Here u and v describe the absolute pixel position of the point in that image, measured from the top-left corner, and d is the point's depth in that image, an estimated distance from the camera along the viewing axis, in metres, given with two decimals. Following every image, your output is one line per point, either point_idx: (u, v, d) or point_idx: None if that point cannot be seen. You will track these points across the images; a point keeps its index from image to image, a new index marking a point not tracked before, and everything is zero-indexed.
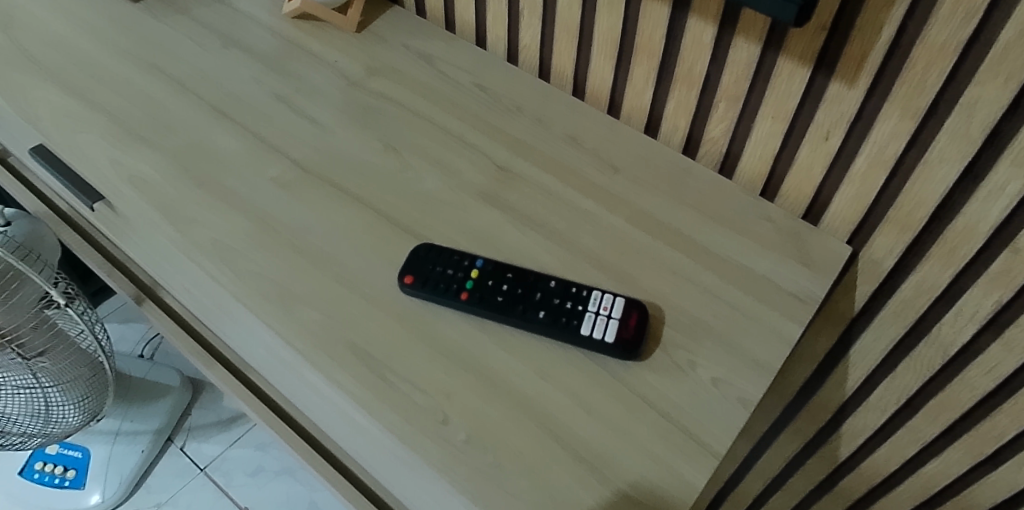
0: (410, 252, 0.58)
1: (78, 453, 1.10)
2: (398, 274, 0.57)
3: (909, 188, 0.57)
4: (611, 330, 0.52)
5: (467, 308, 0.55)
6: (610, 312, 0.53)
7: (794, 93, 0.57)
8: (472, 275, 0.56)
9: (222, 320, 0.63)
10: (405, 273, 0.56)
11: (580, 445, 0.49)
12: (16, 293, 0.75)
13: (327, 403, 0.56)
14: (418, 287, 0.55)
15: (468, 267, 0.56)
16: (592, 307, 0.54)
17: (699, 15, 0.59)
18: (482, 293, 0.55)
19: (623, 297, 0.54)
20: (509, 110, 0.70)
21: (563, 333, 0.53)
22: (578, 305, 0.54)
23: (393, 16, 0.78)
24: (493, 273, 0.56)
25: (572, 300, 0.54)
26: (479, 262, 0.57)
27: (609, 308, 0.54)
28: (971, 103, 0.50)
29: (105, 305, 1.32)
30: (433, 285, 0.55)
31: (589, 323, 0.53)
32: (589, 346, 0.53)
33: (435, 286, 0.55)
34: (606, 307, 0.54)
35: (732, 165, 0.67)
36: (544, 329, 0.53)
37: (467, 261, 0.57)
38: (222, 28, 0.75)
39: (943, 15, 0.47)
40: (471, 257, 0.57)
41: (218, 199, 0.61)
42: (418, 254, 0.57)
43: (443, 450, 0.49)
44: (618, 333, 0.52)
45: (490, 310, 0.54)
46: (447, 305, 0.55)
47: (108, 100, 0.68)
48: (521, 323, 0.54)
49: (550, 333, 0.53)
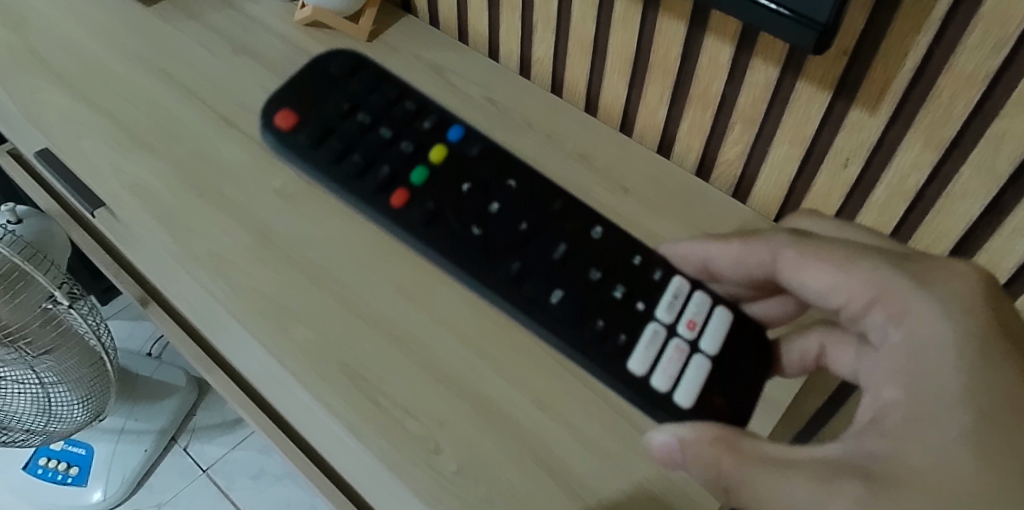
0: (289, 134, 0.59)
1: (82, 450, 1.09)
2: (299, 106, 0.60)
3: (929, 221, 0.54)
4: (686, 389, 0.47)
5: (469, 219, 0.55)
6: (688, 361, 0.48)
7: (812, 119, 0.55)
8: (441, 127, 0.60)
9: (218, 331, 0.62)
10: (281, 117, 0.59)
11: (574, 480, 0.49)
12: (22, 293, 0.74)
13: (317, 422, 0.55)
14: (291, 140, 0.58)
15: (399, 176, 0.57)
16: (668, 293, 0.50)
17: (715, 34, 0.57)
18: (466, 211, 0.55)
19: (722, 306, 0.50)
20: (519, 126, 0.69)
21: (576, 271, 0.52)
22: (628, 301, 0.50)
23: (405, 26, 0.77)
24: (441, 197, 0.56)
25: (611, 278, 0.51)
26: (466, 131, 0.60)
27: (704, 322, 0.50)
28: (998, 137, 0.47)
29: (113, 304, 1.32)
30: (383, 156, 0.57)
31: (667, 315, 0.50)
32: (616, 370, 0.48)
33: (430, 189, 0.56)
34: (695, 324, 0.50)
35: (746, 190, 0.65)
36: (542, 262, 0.53)
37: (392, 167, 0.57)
38: (233, 33, 0.74)
39: (973, 43, 0.45)
40: (485, 144, 0.59)
41: (221, 210, 0.61)
42: (366, 167, 0.57)
43: (432, 480, 0.49)
44: (673, 384, 0.47)
45: (497, 170, 0.58)
46: (406, 131, 0.59)
47: (115, 105, 0.67)
48: (518, 248, 0.53)
49: (541, 269, 0.52)
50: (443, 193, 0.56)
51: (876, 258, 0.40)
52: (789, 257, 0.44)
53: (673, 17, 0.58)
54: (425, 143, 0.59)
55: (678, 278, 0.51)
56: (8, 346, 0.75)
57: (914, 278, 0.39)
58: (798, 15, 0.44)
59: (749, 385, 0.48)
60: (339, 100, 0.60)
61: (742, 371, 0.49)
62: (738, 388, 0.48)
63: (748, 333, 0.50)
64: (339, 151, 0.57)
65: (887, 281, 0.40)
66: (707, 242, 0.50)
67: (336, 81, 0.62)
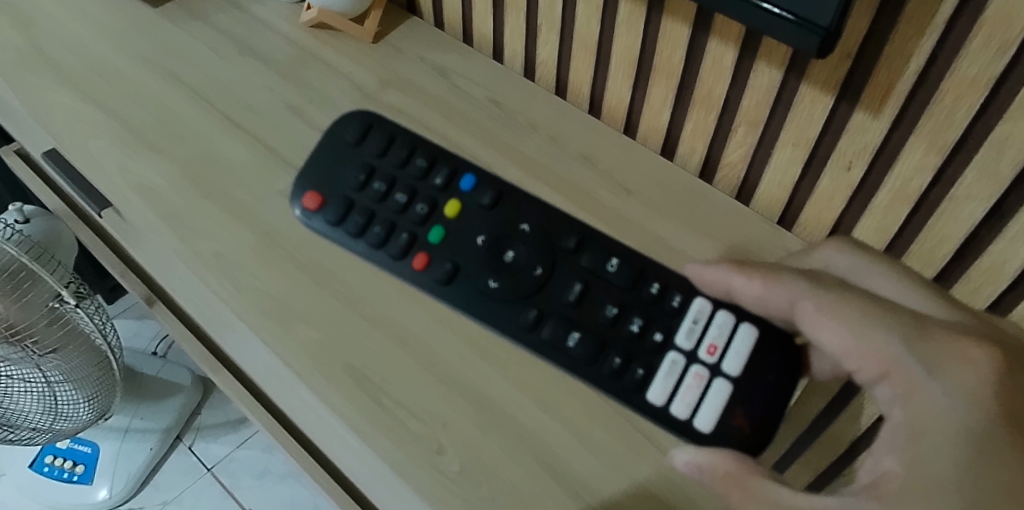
0: (298, 211, 0.58)
1: (87, 448, 1.10)
2: (320, 182, 0.58)
3: (932, 224, 0.54)
4: (706, 415, 0.48)
5: (484, 270, 0.54)
6: (708, 388, 0.48)
7: (816, 121, 0.55)
8: (453, 181, 0.58)
9: (223, 331, 0.62)
10: (307, 198, 0.58)
11: (576, 481, 0.49)
12: (28, 293, 0.74)
13: (321, 423, 0.55)
14: (314, 215, 0.58)
15: (412, 219, 0.56)
16: (689, 319, 0.50)
17: (719, 38, 0.57)
18: (481, 264, 0.54)
19: (747, 326, 0.50)
20: (523, 128, 0.69)
21: (593, 310, 0.52)
22: (645, 333, 0.50)
23: (410, 28, 0.77)
24: (458, 242, 0.55)
25: (629, 311, 0.51)
26: (479, 180, 0.58)
27: (725, 344, 0.49)
28: (1001, 140, 0.47)
29: (118, 302, 1.32)
30: (401, 225, 0.56)
31: (687, 343, 0.49)
32: (636, 404, 0.49)
33: (447, 248, 0.55)
34: (716, 348, 0.49)
35: (750, 192, 0.65)
36: (559, 307, 0.52)
37: (406, 210, 0.56)
38: (239, 34, 0.74)
39: (975, 47, 0.45)
40: (498, 190, 0.58)
41: (226, 210, 0.61)
42: (386, 236, 0.55)
43: (435, 480, 0.49)
44: (692, 412, 0.48)
45: (511, 214, 0.57)
46: (421, 192, 0.57)
47: (122, 106, 0.68)
48: (535, 294, 0.53)
49: (560, 314, 0.52)
50: (458, 243, 0.55)
51: (893, 326, 0.41)
52: (807, 312, 0.44)
53: (677, 20, 0.58)
54: (439, 200, 0.57)
55: (698, 300, 0.51)
56: (15, 344, 0.76)
57: (925, 360, 0.39)
58: (799, 19, 0.44)
59: (774, 402, 0.48)
60: (353, 169, 0.58)
61: (770, 390, 0.48)
62: (763, 408, 0.48)
63: (774, 349, 0.49)
64: (358, 225, 0.56)
65: (898, 353, 0.40)
66: (731, 273, 0.50)
67: (347, 148, 0.59)
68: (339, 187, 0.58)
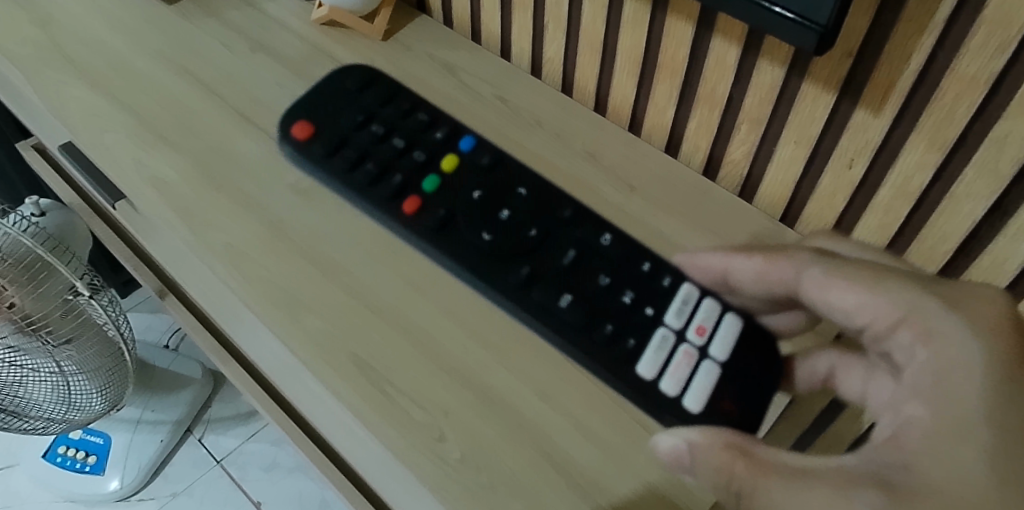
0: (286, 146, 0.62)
1: (99, 439, 1.11)
2: (316, 118, 0.63)
3: (934, 221, 0.54)
4: (695, 394, 0.49)
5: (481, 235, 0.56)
6: (697, 366, 0.50)
7: (818, 119, 0.56)
8: (453, 137, 0.62)
9: (233, 322, 0.63)
10: (296, 131, 0.62)
11: (576, 471, 0.50)
12: (45, 282, 0.76)
13: (327, 412, 0.56)
14: (304, 151, 0.61)
15: (412, 166, 0.60)
16: (679, 299, 0.52)
17: (723, 36, 0.57)
18: (475, 217, 0.57)
19: (732, 316, 0.51)
20: (529, 124, 0.70)
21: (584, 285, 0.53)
22: (637, 306, 0.52)
23: (419, 26, 0.78)
24: (453, 194, 0.59)
25: (619, 288, 0.53)
26: (478, 140, 0.62)
27: (713, 328, 0.51)
28: (1002, 138, 0.48)
29: (131, 296, 1.34)
30: (394, 168, 0.60)
31: (676, 321, 0.51)
32: (624, 375, 0.50)
33: (441, 198, 0.58)
34: (705, 330, 0.51)
35: (753, 188, 0.65)
36: (552, 277, 0.54)
37: (406, 159, 0.60)
38: (251, 31, 0.76)
39: (975, 45, 0.45)
40: (495, 154, 0.61)
41: (236, 203, 0.62)
42: (378, 175, 0.59)
43: (435, 467, 0.50)
44: (681, 390, 0.49)
45: (508, 178, 0.60)
46: (419, 143, 0.61)
47: (137, 101, 0.69)
48: (526, 256, 0.55)
49: (551, 281, 0.54)
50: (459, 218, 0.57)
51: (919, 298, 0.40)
52: (817, 278, 0.44)
53: (681, 18, 0.59)
54: (437, 153, 0.61)
55: (689, 284, 0.53)
56: (30, 334, 0.77)
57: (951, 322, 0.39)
58: (798, 17, 0.45)
59: (760, 394, 0.49)
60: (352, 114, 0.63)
61: (756, 380, 0.50)
62: (750, 398, 0.49)
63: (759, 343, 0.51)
64: (352, 160, 0.60)
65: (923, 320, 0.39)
66: (729, 257, 0.50)
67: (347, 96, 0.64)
68: (332, 130, 0.62)
